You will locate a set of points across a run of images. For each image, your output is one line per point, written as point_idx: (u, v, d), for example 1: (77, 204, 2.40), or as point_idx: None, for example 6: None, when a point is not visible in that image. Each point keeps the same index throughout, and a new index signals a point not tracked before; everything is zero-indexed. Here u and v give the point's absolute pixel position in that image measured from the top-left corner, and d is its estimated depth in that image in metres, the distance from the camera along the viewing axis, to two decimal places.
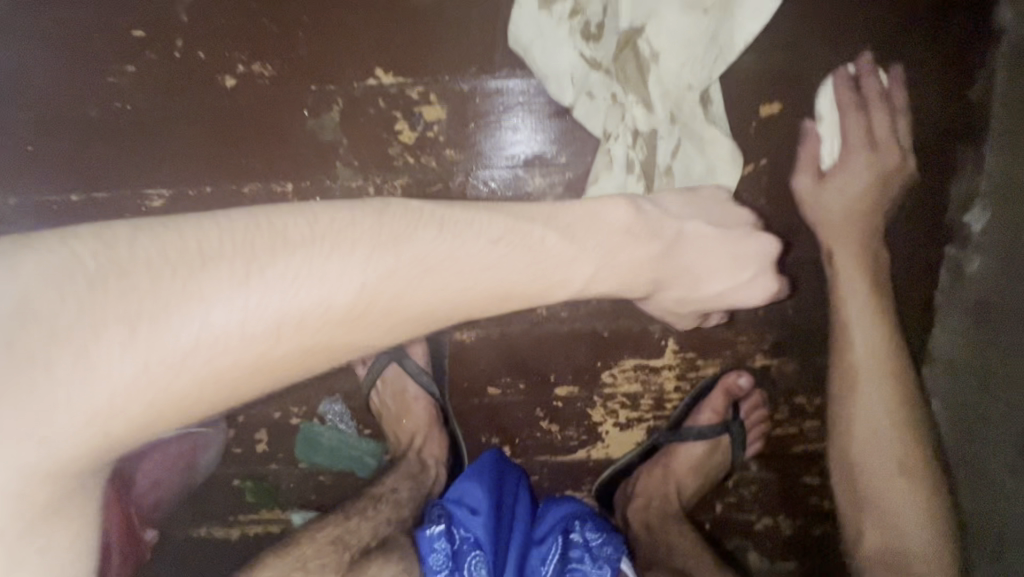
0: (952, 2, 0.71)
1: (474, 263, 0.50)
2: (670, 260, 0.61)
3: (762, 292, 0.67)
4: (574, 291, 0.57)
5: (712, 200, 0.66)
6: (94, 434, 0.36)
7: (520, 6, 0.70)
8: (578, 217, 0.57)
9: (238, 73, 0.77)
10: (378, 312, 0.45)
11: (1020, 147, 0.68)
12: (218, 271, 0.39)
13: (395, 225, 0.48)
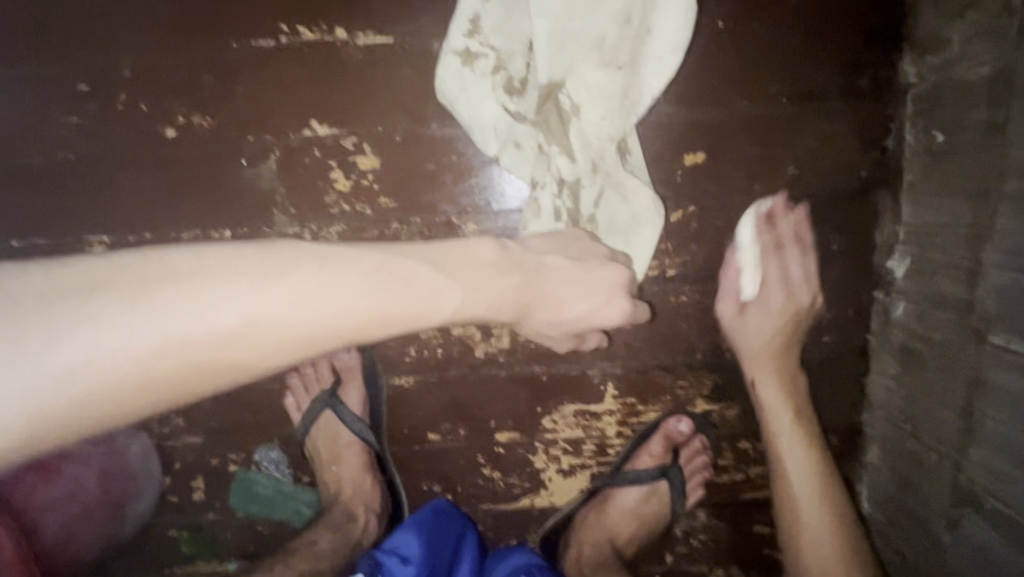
0: (861, 57, 0.73)
1: (361, 292, 0.50)
2: (532, 289, 0.62)
3: (618, 313, 0.66)
4: (447, 317, 0.56)
5: (581, 235, 0.69)
6: None
7: (443, 64, 0.71)
8: (446, 248, 0.58)
9: (178, 123, 0.80)
10: (254, 339, 0.45)
11: (929, 197, 0.69)
12: (108, 299, 0.40)
13: (284, 256, 0.48)
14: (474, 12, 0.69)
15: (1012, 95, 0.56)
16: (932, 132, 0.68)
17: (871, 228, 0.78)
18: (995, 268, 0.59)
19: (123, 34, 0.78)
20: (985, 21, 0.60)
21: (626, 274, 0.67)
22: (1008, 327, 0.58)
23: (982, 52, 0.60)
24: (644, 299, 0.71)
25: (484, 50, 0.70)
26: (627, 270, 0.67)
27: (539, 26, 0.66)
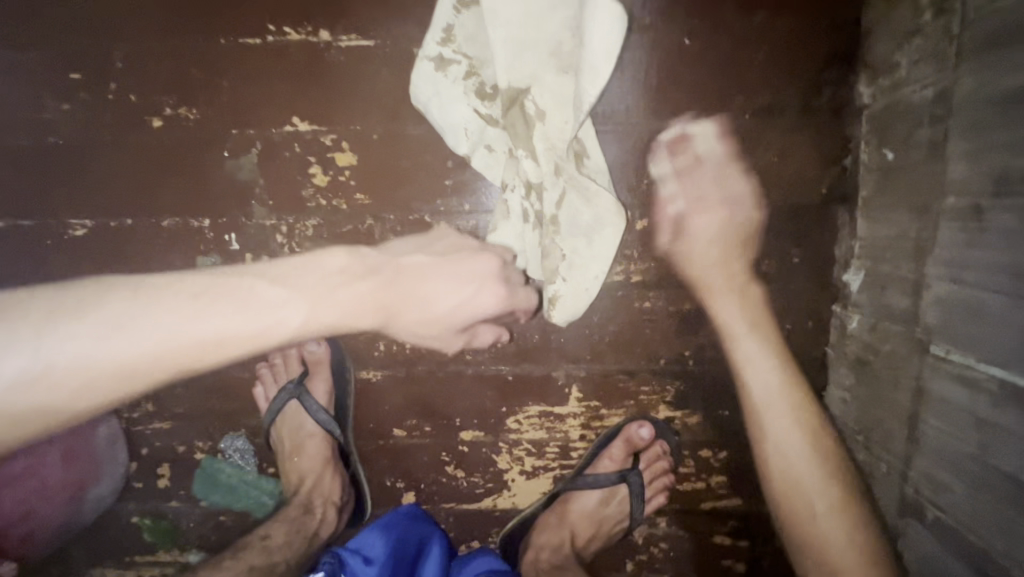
0: (820, 78, 0.76)
1: (235, 312, 0.62)
2: (392, 289, 0.71)
3: (492, 297, 0.75)
4: (299, 326, 0.66)
5: (450, 233, 0.80)
6: None
7: (418, 69, 0.75)
8: (288, 266, 0.68)
9: (165, 115, 0.83)
10: (89, 367, 0.56)
11: (880, 213, 0.72)
12: None
13: (94, 295, 0.59)
14: (447, 22, 0.72)
15: (950, 116, 0.59)
16: (883, 150, 0.71)
17: (830, 243, 0.80)
18: (937, 281, 0.61)
19: (117, 27, 0.81)
20: (928, 46, 0.63)
21: (496, 263, 0.76)
22: (948, 337, 0.60)
23: (925, 76, 0.63)
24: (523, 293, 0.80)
25: (457, 57, 0.73)
26: (495, 259, 0.76)
27: (494, 33, 0.66)
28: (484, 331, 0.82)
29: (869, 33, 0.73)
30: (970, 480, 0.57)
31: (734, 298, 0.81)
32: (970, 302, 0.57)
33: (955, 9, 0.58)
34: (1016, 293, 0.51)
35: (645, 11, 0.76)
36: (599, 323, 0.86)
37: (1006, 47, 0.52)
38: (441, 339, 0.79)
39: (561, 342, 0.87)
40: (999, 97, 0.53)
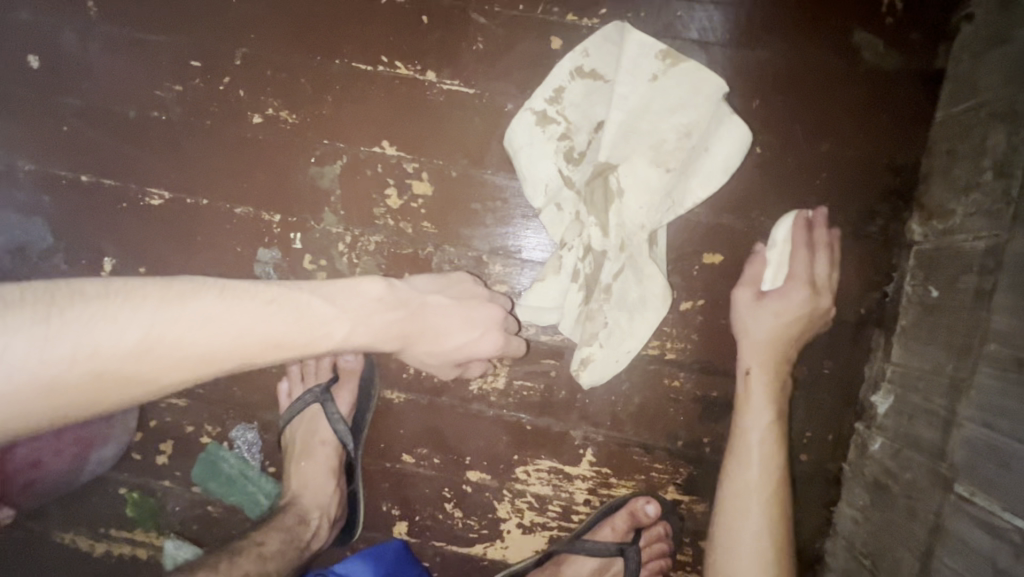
0: (875, 208, 0.82)
1: (294, 319, 0.68)
2: (415, 322, 0.77)
3: (493, 342, 0.80)
4: (336, 343, 0.72)
5: (466, 278, 0.83)
6: (25, 404, 0.51)
7: (518, 117, 0.82)
8: (336, 286, 0.73)
9: (266, 114, 0.89)
10: (168, 350, 0.59)
11: (916, 345, 0.75)
12: (78, 306, 0.56)
13: (174, 288, 0.63)
14: (560, 85, 0.81)
15: (1001, 270, 0.64)
16: (927, 287, 0.76)
17: (862, 362, 0.83)
18: (968, 422, 0.64)
19: (245, 30, 0.88)
20: (986, 203, 0.68)
21: (498, 312, 0.80)
22: (974, 479, 0.61)
23: (979, 228, 0.68)
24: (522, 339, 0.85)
25: (558, 118, 0.81)
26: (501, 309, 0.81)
27: (613, 116, 0.80)
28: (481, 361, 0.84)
29: (927, 178, 0.79)
30: None
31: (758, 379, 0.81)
32: (1000, 449, 0.59)
33: (1017, 176, 0.64)
34: None
35: (726, 115, 0.82)
36: (625, 392, 0.87)
37: None
38: (443, 372, 0.83)
39: (585, 403, 0.88)
40: None
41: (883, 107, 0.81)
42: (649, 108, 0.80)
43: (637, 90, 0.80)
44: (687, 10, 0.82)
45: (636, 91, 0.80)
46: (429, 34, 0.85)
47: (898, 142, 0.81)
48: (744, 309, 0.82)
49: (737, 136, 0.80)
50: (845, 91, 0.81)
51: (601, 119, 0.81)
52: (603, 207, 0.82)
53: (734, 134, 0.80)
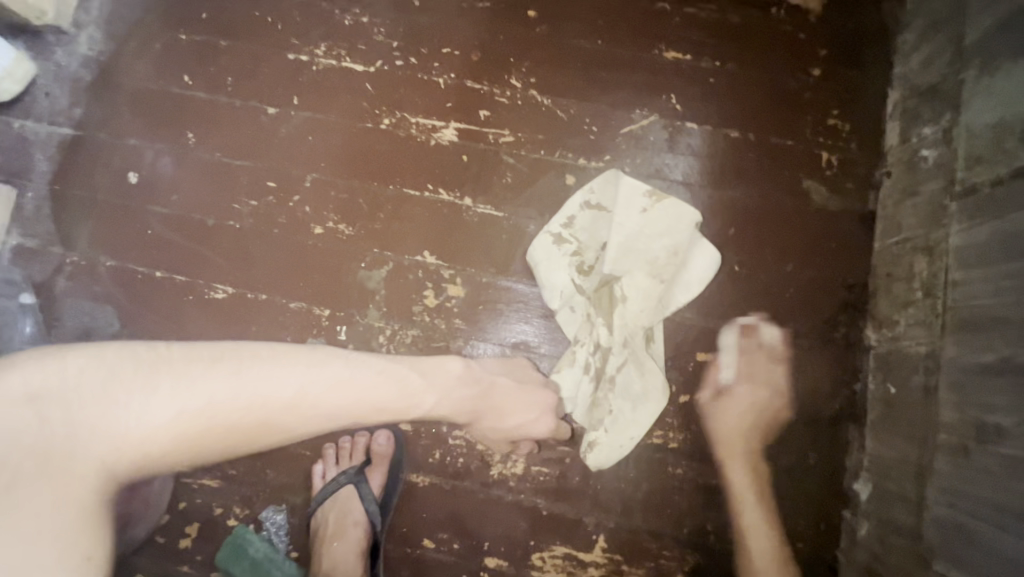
0: (835, 317, 0.98)
1: (399, 388, 0.84)
2: (485, 399, 0.89)
3: (548, 424, 0.91)
4: (422, 411, 0.85)
5: (525, 363, 0.96)
6: (214, 434, 0.73)
7: (538, 237, 1.01)
8: (428, 362, 0.88)
9: (326, 226, 1.06)
10: (309, 407, 0.78)
11: (883, 436, 0.87)
12: (251, 363, 0.78)
13: (316, 356, 0.81)
14: (572, 214, 1.01)
15: (940, 370, 0.78)
16: (887, 384, 0.89)
17: (842, 452, 0.94)
18: (935, 504, 0.74)
19: (316, 160, 1.08)
20: (921, 317, 0.84)
21: (553, 399, 0.92)
22: (948, 556, 0.70)
23: (919, 337, 0.84)
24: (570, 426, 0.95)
25: (570, 239, 1.00)
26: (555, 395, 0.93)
27: (614, 237, 0.98)
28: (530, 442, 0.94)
29: (875, 294, 0.97)
30: None
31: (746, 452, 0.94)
32: (965, 527, 0.69)
33: (939, 295, 0.81)
34: (1002, 526, 0.64)
35: (709, 238, 1.01)
36: (634, 479, 0.95)
37: (978, 333, 0.73)
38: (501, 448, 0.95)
39: (597, 489, 0.95)
40: (976, 366, 0.72)
41: (832, 238, 1.00)
42: (642, 233, 0.98)
43: (632, 220, 0.99)
44: (672, 159, 1.04)
45: (631, 221, 0.99)
46: (467, 169, 1.06)
47: (848, 265, 0.99)
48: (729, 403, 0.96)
49: (707, 255, 0.99)
50: (801, 224, 1.01)
51: (607, 239, 0.98)
52: (608, 311, 0.97)
53: (705, 254, 0.99)
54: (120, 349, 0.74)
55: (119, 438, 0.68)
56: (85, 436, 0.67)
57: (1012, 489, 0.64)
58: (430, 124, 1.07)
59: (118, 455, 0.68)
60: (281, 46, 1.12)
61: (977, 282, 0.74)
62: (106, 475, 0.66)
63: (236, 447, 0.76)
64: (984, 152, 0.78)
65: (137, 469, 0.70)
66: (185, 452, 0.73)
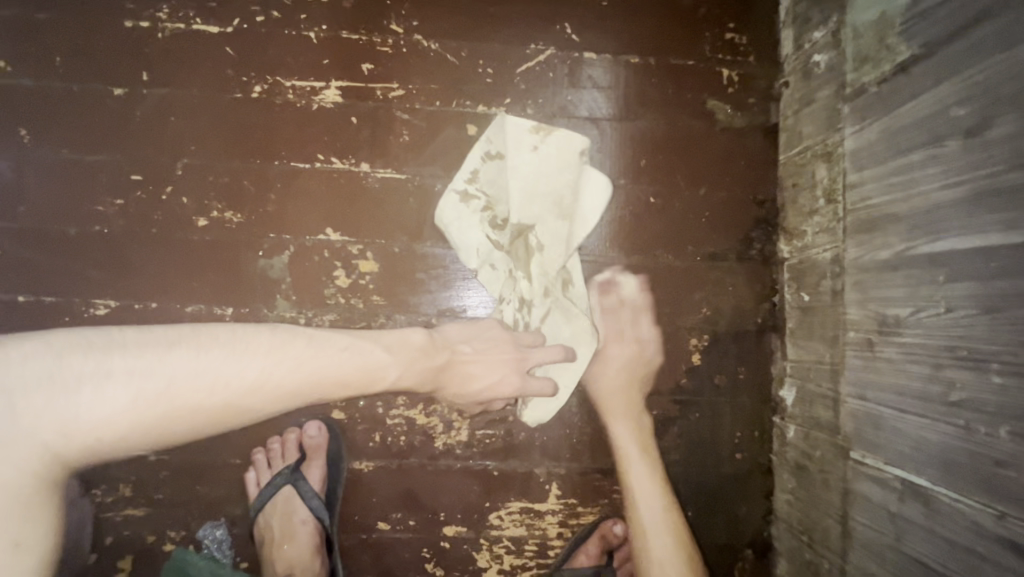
0: (749, 235, 0.99)
1: (366, 361, 0.87)
2: (448, 370, 0.90)
3: (515, 381, 0.92)
4: (388, 383, 0.89)
5: (493, 323, 0.93)
6: (173, 421, 0.80)
7: (444, 198, 0.95)
8: (394, 337, 0.89)
9: (211, 217, 0.95)
10: (272, 388, 0.83)
11: (800, 342, 0.91)
12: (210, 346, 0.81)
13: (280, 334, 0.85)
14: (474, 168, 0.95)
15: (845, 273, 0.80)
16: (800, 293, 0.92)
17: (768, 363, 0.98)
18: (849, 398, 0.78)
19: (185, 143, 0.95)
20: (824, 223, 0.86)
21: (517, 358, 0.92)
22: (862, 444, 0.75)
23: (824, 243, 0.86)
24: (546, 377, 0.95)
25: (478, 194, 0.95)
26: (522, 353, 0.92)
27: (512, 185, 0.93)
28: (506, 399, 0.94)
29: (784, 207, 0.98)
30: (891, 569, 0.69)
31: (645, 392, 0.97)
32: (874, 415, 0.73)
33: (840, 200, 0.82)
34: (904, 407, 0.68)
35: (622, 174, 0.99)
36: (577, 424, 0.96)
37: (874, 232, 0.75)
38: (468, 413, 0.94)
39: (544, 440, 0.96)
40: (875, 263, 0.74)
41: (741, 156, 1.00)
42: (537, 173, 0.94)
43: (524, 161, 0.94)
44: (575, 95, 0.99)
45: (523, 161, 0.94)
46: (359, 132, 0.96)
47: (757, 181, 1.00)
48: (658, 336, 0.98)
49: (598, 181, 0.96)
50: (710, 146, 1.00)
51: (512, 187, 0.93)
52: (529, 262, 0.95)
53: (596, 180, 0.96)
54: (70, 336, 0.80)
55: (65, 423, 0.75)
56: (66, 420, 0.75)
57: (910, 374, 0.67)
58: (308, 86, 0.96)
59: (109, 436, 0.78)
60: (113, 13, 0.95)
61: (871, 182, 0.76)
62: (48, 459, 0.75)
63: (195, 428, 0.82)
64: (868, 50, 0.78)
65: (116, 446, 0.79)
66: (151, 434, 0.80)
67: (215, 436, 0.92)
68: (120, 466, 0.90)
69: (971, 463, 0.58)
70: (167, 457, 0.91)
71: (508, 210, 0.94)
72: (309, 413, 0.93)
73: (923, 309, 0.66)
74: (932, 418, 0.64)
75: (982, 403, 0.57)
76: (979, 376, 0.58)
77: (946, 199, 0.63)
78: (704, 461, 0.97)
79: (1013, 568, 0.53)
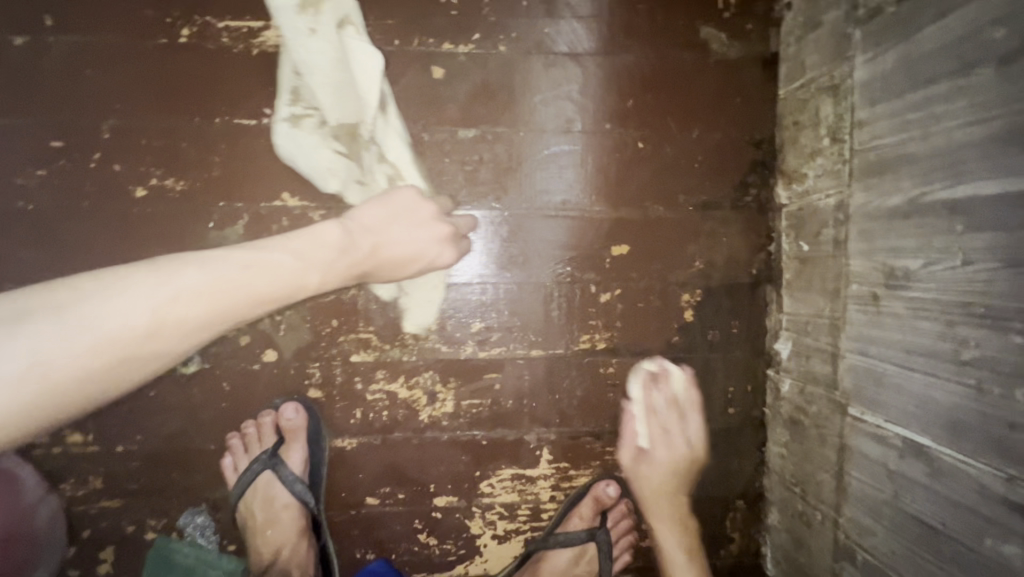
0: (745, 181, 0.92)
1: (274, 269, 0.73)
2: (371, 258, 0.81)
3: (450, 255, 0.86)
4: (314, 288, 0.77)
5: (410, 195, 0.84)
6: (54, 395, 0.59)
7: (277, 131, 0.84)
8: (302, 236, 0.76)
9: (150, 185, 0.84)
10: (177, 322, 0.66)
11: (797, 294, 0.87)
12: (86, 302, 0.62)
13: (162, 267, 0.67)
14: (289, 79, 0.83)
15: (849, 221, 0.74)
16: (799, 242, 0.86)
17: (762, 316, 0.94)
18: (849, 352, 0.75)
19: (108, 100, 0.83)
20: (826, 166, 0.79)
21: (448, 229, 0.85)
22: (861, 400, 0.72)
23: (826, 187, 0.79)
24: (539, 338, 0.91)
25: (308, 112, 0.83)
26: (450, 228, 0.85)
27: (313, 79, 0.81)
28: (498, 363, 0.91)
29: (782, 148, 0.90)
30: (887, 524, 0.68)
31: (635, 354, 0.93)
32: (876, 371, 0.69)
33: (846, 140, 0.75)
34: (909, 364, 0.64)
35: (605, 118, 0.90)
36: (567, 388, 0.92)
37: (885, 174, 0.68)
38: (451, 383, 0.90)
39: (532, 406, 0.92)
40: (884, 211, 0.68)
41: (736, 91, 0.91)
42: (326, 59, 0.81)
43: (307, 50, 0.81)
44: (552, 28, 0.89)
45: (313, 49, 0.81)
46: None
47: (753, 120, 0.92)
48: (649, 465, 0.94)
49: (365, 52, 0.83)
50: (704, 82, 0.91)
51: (303, 88, 0.83)
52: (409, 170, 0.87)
53: (367, 53, 0.83)
54: None
55: None
56: None
57: (918, 330, 0.63)
58: (245, 26, 0.84)
59: None
60: None
61: (885, 118, 0.68)
62: None
63: (103, 394, 0.64)
64: None
65: None
66: (33, 426, 0.59)
67: (185, 423, 0.87)
68: (87, 458, 0.85)
69: (981, 424, 0.55)
70: (137, 447, 0.86)
71: (359, 111, 0.83)
72: (284, 394, 0.88)
73: (936, 261, 0.60)
74: (940, 376, 0.60)
75: (998, 363, 0.53)
76: (997, 335, 0.53)
77: (969, 138, 0.56)
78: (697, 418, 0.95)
79: (1020, 531, 0.52)
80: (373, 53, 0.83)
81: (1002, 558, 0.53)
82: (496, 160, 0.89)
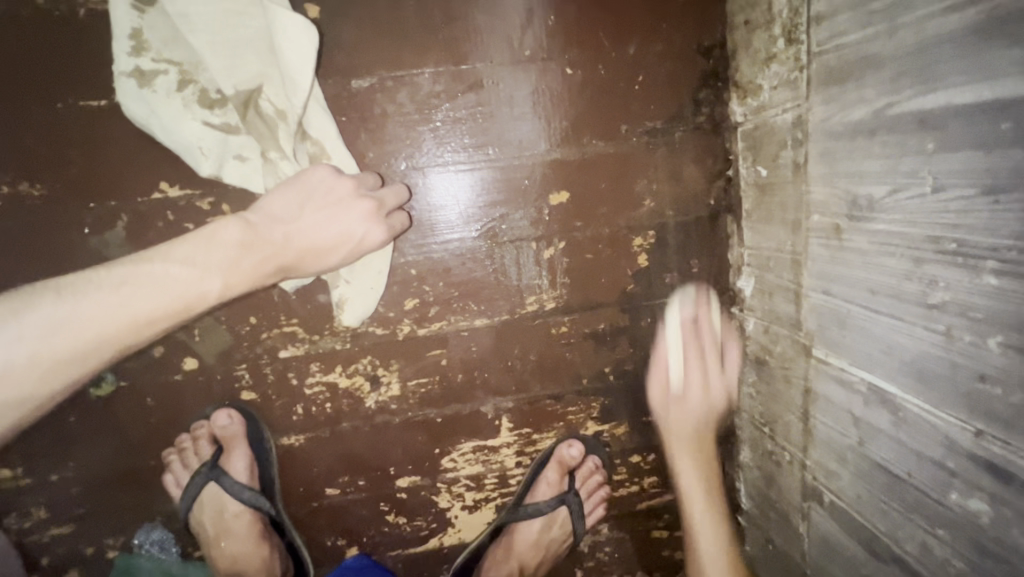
0: (697, 98, 0.80)
1: (155, 287, 0.63)
2: (283, 253, 0.69)
3: (381, 232, 0.74)
4: (216, 300, 0.67)
5: (324, 171, 0.71)
6: None
7: (121, 89, 0.68)
8: (188, 242, 0.65)
9: (2, 194, 0.72)
10: (35, 363, 0.57)
11: (757, 225, 0.78)
12: None
13: (6, 303, 0.58)
14: (133, 29, 0.67)
15: (808, 140, 0.64)
16: (757, 167, 0.76)
17: (723, 252, 0.85)
18: (812, 291, 0.67)
19: None
20: (782, 75, 0.67)
21: (372, 204, 0.72)
22: (825, 342, 0.66)
23: (784, 100, 0.67)
24: (482, 303, 0.84)
25: (160, 67, 0.68)
26: (375, 202, 0.73)
27: (196, 38, 0.66)
28: (441, 336, 0.84)
29: (735, 54, 0.77)
30: (853, 470, 0.64)
31: (589, 309, 0.86)
32: (840, 312, 0.62)
33: (803, 40, 0.62)
34: (875, 306, 0.56)
35: (525, 42, 0.76)
36: (520, 354, 0.86)
37: (847, 82, 0.56)
38: (392, 366, 0.84)
39: (485, 377, 0.86)
40: (846, 127, 0.57)
41: None
42: (215, 14, 0.66)
43: (184, 1, 0.65)
44: None
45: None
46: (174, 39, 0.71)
47: (699, 23, 0.77)
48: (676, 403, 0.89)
49: (293, 20, 0.66)
50: None
51: (178, 46, 0.68)
52: (314, 133, 0.73)
53: (290, 19, 0.65)
54: None
55: None
56: None
57: (883, 268, 0.55)
58: None
59: None
60: None
61: (845, 8, 0.55)
62: None
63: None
64: None
65: None
66: None
67: (118, 444, 0.82)
68: (23, 493, 0.81)
69: (949, 375, 0.49)
70: (73, 474, 0.81)
71: (261, 72, 0.69)
72: (214, 402, 0.82)
73: (903, 188, 0.51)
74: (906, 319, 0.53)
75: (969, 308, 0.46)
76: (969, 276, 0.46)
77: (942, 31, 0.45)
78: (661, 365, 0.89)
79: (988, 488, 0.47)
80: (300, 20, 0.66)
81: (969, 512, 0.49)
82: (403, 110, 0.76)
